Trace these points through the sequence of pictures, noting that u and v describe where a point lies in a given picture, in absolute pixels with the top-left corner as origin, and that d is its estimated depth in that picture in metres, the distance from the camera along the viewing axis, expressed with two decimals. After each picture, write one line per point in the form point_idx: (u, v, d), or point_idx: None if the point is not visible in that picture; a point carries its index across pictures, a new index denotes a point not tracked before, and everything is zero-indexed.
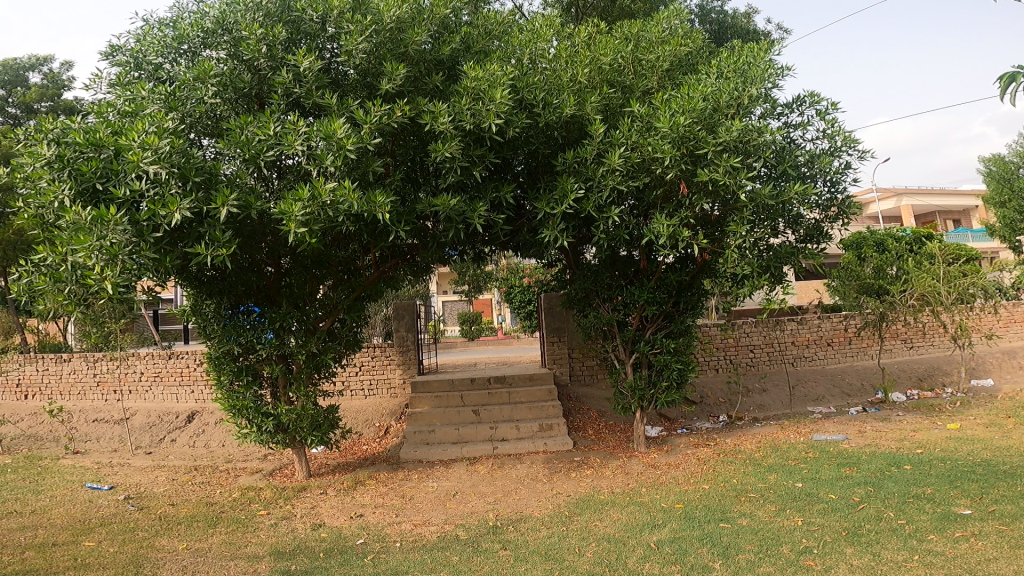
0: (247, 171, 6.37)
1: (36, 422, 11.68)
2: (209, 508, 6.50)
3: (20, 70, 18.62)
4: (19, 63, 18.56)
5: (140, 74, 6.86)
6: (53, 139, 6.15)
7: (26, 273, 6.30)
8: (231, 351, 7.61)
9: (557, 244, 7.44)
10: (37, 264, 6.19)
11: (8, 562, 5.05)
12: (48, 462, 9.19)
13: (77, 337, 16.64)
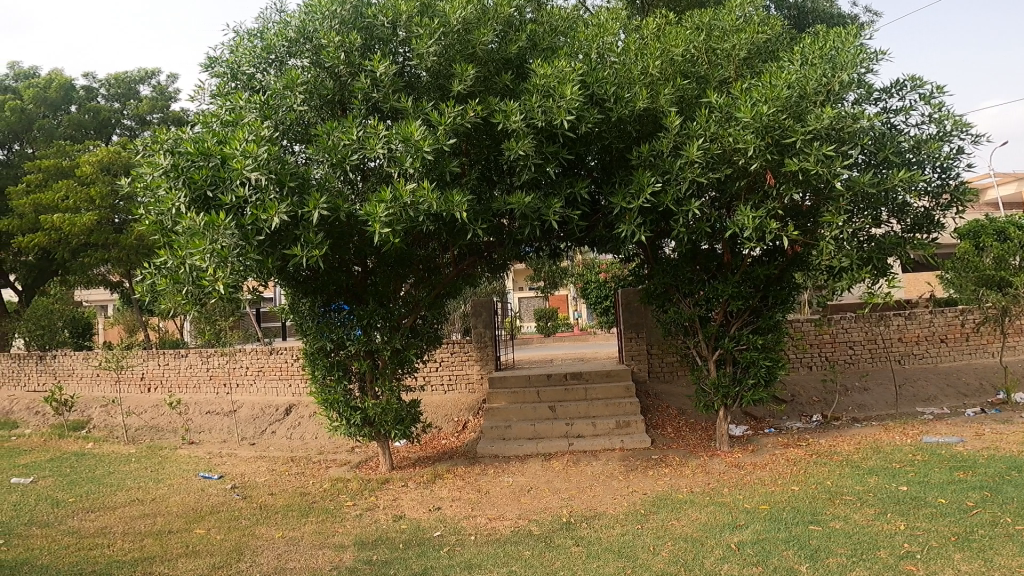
0: (334, 175, 6.66)
1: (157, 413, 12.70)
2: (303, 498, 6.86)
3: (131, 83, 20.07)
4: (130, 76, 20.07)
5: (235, 84, 7.30)
6: (169, 149, 6.68)
7: (149, 275, 6.87)
8: (323, 347, 7.98)
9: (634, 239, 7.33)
10: (159, 266, 6.78)
11: (131, 548, 5.52)
12: (167, 452, 9.95)
13: (188, 334, 17.92)
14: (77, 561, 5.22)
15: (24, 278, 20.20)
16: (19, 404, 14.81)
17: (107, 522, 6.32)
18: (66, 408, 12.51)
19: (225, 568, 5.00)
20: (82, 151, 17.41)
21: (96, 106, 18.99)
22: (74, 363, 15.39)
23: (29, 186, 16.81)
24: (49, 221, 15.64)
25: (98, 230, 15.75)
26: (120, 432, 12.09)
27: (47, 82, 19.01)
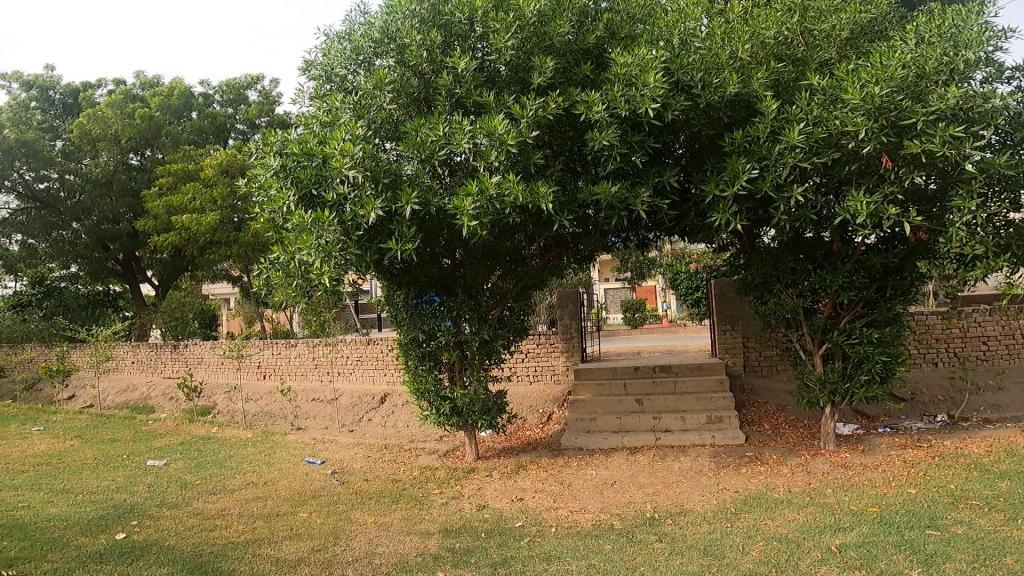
0: (424, 170, 6.81)
1: (270, 400, 13.56)
2: (394, 485, 7.10)
3: (241, 89, 21.40)
4: (239, 82, 21.39)
5: (330, 86, 7.59)
6: (278, 151, 7.05)
7: (265, 270, 7.36)
8: (415, 338, 8.21)
9: (728, 227, 7.04)
10: (274, 261, 7.26)
11: (243, 531, 5.90)
12: (281, 437, 10.53)
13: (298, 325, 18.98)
14: (199, 541, 5.62)
15: (159, 273, 22.03)
16: (156, 390, 16.21)
17: (226, 505, 6.80)
18: (194, 393, 13.47)
19: (322, 550, 5.26)
20: (206, 155, 18.73)
21: (213, 112, 20.38)
22: (201, 352, 16.64)
23: (160, 190, 18.34)
24: (179, 222, 17.00)
25: (221, 229, 16.91)
26: (240, 417, 12.99)
27: (169, 90, 20.58)
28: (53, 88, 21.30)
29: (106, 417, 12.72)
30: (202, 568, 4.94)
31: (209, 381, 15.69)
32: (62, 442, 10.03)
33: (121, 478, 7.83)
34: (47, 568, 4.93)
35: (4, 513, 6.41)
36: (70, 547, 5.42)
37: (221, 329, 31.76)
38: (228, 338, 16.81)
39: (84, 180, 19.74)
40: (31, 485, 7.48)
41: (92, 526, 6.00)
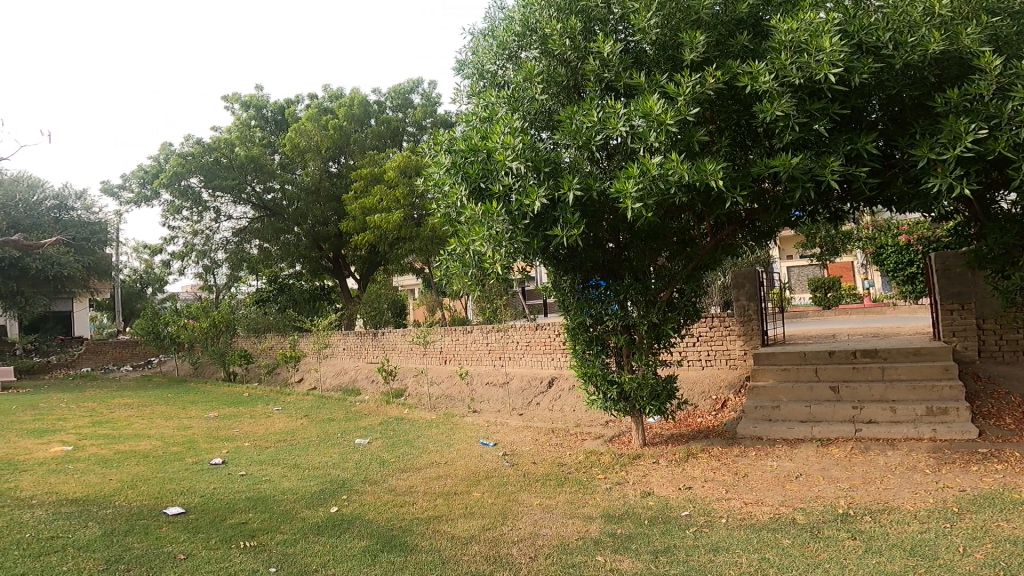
0: (582, 156, 6.72)
1: (450, 383, 14.44)
2: (559, 468, 7.26)
3: (406, 94, 22.80)
4: (403, 87, 22.74)
5: (483, 82, 7.88)
6: (447, 148, 7.40)
7: (445, 261, 7.82)
8: (580, 323, 8.26)
9: (953, 193, 6.12)
10: (452, 253, 7.70)
11: (426, 507, 6.36)
12: (462, 420, 11.12)
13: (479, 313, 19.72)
14: (392, 516, 6.15)
15: (359, 268, 24.27)
16: (362, 373, 17.85)
17: (415, 482, 7.37)
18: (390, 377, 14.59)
19: (491, 529, 5.54)
20: (388, 158, 20.13)
21: (388, 118, 21.86)
22: (395, 338, 18.10)
23: (355, 194, 19.98)
24: (373, 222, 18.45)
25: (405, 226, 18.04)
26: (427, 399, 13.91)
27: (350, 101, 22.18)
28: (265, 108, 24.02)
29: (323, 398, 14.28)
30: (391, 542, 5.40)
31: (400, 364, 17.05)
32: (294, 421, 11.43)
33: (336, 455, 8.76)
34: (278, 537, 5.65)
35: (252, 484, 7.46)
36: (296, 519, 6.18)
37: (410, 318, 34.11)
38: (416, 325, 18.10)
39: (299, 189, 22.07)
40: (271, 460, 8.60)
41: (313, 500, 6.79)
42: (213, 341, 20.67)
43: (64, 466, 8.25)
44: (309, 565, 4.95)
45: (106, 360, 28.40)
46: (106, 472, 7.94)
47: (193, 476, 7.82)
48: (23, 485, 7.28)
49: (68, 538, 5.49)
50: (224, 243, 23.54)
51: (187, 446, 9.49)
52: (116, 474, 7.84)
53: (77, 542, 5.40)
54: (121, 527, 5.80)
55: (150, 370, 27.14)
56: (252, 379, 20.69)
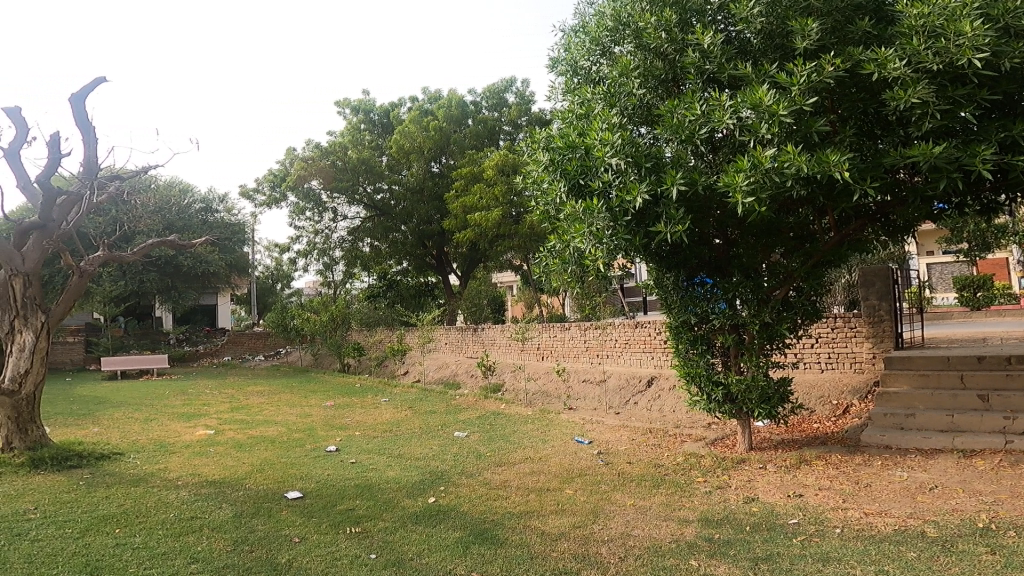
0: (686, 150, 6.51)
1: (547, 379, 14.38)
2: (656, 469, 7.05)
3: (501, 94, 22.98)
4: (498, 87, 22.91)
5: (578, 79, 7.87)
6: (545, 146, 7.36)
7: (545, 258, 7.75)
8: (684, 322, 7.91)
9: None
10: (553, 249, 7.63)
11: (517, 503, 6.36)
12: (556, 417, 11.06)
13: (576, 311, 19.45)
14: (485, 509, 6.19)
15: (461, 266, 24.64)
16: (462, 368, 18.15)
17: (509, 477, 7.39)
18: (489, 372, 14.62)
19: (581, 527, 5.49)
20: (485, 157, 20.37)
21: (484, 117, 22.10)
22: (495, 334, 18.30)
23: (456, 193, 20.26)
24: (472, 220, 18.63)
25: (503, 224, 18.22)
26: (524, 395, 13.93)
27: (449, 102, 22.65)
28: (373, 111, 24.87)
29: (428, 391, 14.65)
30: (483, 534, 5.45)
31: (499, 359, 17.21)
32: (399, 412, 11.81)
33: (435, 447, 8.95)
34: (380, 524, 5.83)
35: (360, 472, 7.76)
36: (397, 507, 6.36)
37: (511, 314, 34.36)
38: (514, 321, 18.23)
39: (405, 189, 22.74)
40: (379, 450, 8.91)
41: (413, 490, 6.96)
42: (332, 333, 21.71)
43: (206, 448, 8.92)
44: (406, 553, 5.06)
45: (244, 349, 29.48)
46: (238, 455, 8.53)
47: (311, 463, 8.23)
48: (170, 466, 7.91)
49: (205, 519, 5.91)
50: (341, 242, 24.64)
51: (307, 433, 10.00)
52: (246, 458, 8.39)
53: (209, 523, 5.79)
54: (248, 510, 6.18)
55: (281, 358, 27.97)
56: (365, 370, 21.48)
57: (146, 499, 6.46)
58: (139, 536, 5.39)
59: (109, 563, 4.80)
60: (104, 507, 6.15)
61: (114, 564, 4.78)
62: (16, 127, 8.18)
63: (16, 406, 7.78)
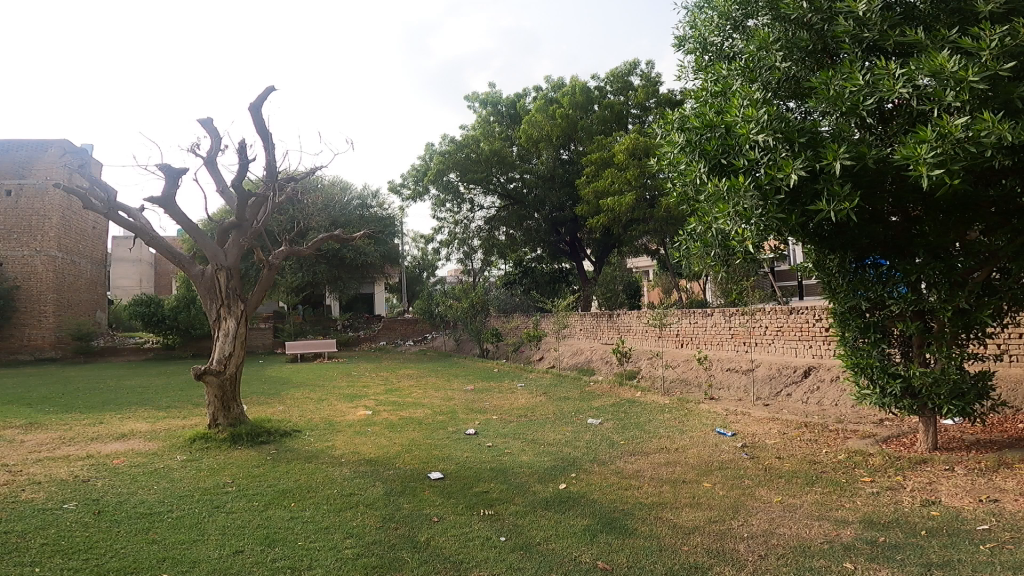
0: (849, 124, 5.90)
1: (687, 367, 13.76)
2: (812, 466, 6.62)
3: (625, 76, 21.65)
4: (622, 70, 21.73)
5: (708, 56, 7.67)
6: (680, 125, 7.15)
7: (685, 240, 7.47)
8: (850, 308, 6.97)
9: None
10: (692, 232, 7.43)
11: (651, 493, 6.16)
12: (694, 405, 10.56)
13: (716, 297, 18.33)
14: (616, 498, 6.06)
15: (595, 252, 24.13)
16: (596, 355, 17.57)
17: (642, 466, 7.15)
18: (625, 359, 14.34)
19: (718, 522, 5.28)
20: (615, 141, 19.09)
21: (610, 101, 20.98)
22: (630, 320, 17.98)
23: (587, 179, 19.27)
24: (604, 205, 17.68)
25: (638, 208, 17.24)
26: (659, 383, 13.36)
27: (571, 88, 21.61)
28: (500, 103, 24.80)
29: (563, 377, 14.69)
30: (612, 523, 5.36)
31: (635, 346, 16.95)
32: (533, 397, 11.89)
33: (569, 433, 8.88)
34: (511, 508, 5.85)
35: (494, 456, 7.84)
36: (529, 492, 6.36)
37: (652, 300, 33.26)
38: (652, 307, 17.70)
39: (536, 177, 22.60)
40: (514, 434, 8.98)
41: (545, 476, 6.93)
42: (471, 320, 22.22)
43: (365, 428, 9.40)
44: (534, 538, 5.05)
45: (396, 334, 30.51)
46: (387, 436, 8.93)
47: (452, 445, 8.44)
48: (337, 444, 8.42)
49: (362, 495, 6.19)
50: (478, 231, 24.96)
51: (451, 416, 10.30)
52: (397, 438, 8.76)
53: (365, 500, 6.06)
54: (396, 489, 6.41)
55: (427, 343, 29.09)
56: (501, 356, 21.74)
57: (315, 476, 6.88)
58: (308, 510, 5.74)
59: (285, 535, 5.10)
60: (283, 482, 6.62)
61: (288, 537, 5.09)
62: (210, 137, 8.88)
63: (221, 385, 8.44)
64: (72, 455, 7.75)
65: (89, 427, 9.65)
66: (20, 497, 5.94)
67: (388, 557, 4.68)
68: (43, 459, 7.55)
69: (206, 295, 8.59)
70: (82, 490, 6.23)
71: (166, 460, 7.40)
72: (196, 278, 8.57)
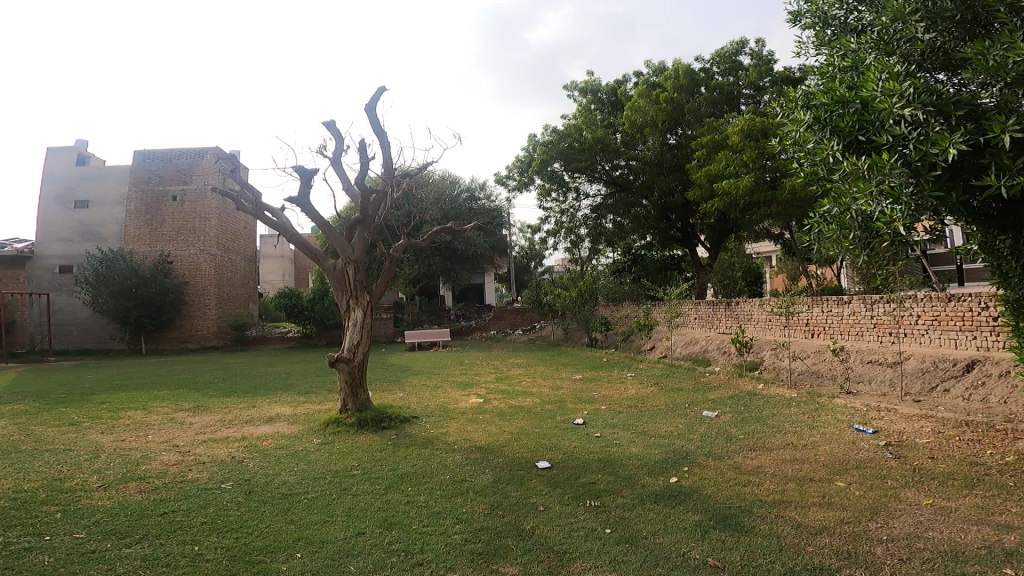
0: (1018, 94, 5.11)
1: (818, 359, 12.64)
2: (970, 468, 6.04)
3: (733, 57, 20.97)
4: (728, 51, 21.09)
5: (831, 31, 6.99)
6: (804, 105, 6.65)
7: (816, 223, 6.97)
8: (1023, 297, 6.51)
9: None
10: (825, 215, 6.91)
11: (773, 490, 5.76)
12: (824, 399, 9.87)
13: (849, 284, 17.41)
14: (733, 494, 5.69)
15: (710, 238, 22.63)
16: (714, 343, 16.48)
17: (763, 462, 6.71)
18: (745, 350, 13.67)
19: (852, 523, 4.89)
20: (727, 124, 18.29)
21: (719, 84, 20.37)
22: (752, 309, 16.89)
23: (698, 163, 18.44)
24: (719, 188, 16.74)
25: (758, 190, 16.05)
26: (786, 374, 12.43)
27: (675, 72, 20.96)
28: (600, 91, 24.38)
29: (674, 366, 14.33)
30: (726, 519, 5.04)
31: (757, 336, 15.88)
32: (644, 388, 11.61)
33: (682, 425, 8.58)
34: (619, 500, 5.59)
35: (603, 447, 7.64)
36: (637, 484, 6.04)
37: (771, 287, 31.45)
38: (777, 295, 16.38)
39: (644, 163, 21.69)
40: (623, 425, 8.77)
41: (656, 467, 6.59)
42: (580, 309, 21.95)
43: (475, 416, 9.47)
44: (640, 531, 4.83)
45: (505, 323, 30.17)
46: (496, 424, 8.94)
47: (559, 434, 8.33)
48: (449, 431, 8.51)
49: (473, 482, 6.17)
50: (585, 220, 24.93)
51: (559, 405, 10.21)
52: (507, 426, 8.75)
53: (475, 486, 6.03)
54: (504, 477, 6.34)
55: (536, 332, 29.01)
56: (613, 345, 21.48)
57: (429, 461, 6.95)
58: (422, 496, 5.76)
59: (401, 519, 5.14)
60: (402, 466, 6.72)
61: (405, 520, 5.13)
62: (334, 137, 9.20)
63: (350, 371, 8.81)
64: (230, 436, 8.25)
65: (242, 410, 10.28)
66: (185, 476, 6.37)
67: (494, 544, 4.62)
68: (205, 440, 8.08)
69: (338, 287, 8.97)
70: (234, 471, 6.58)
71: (304, 443, 7.73)
72: (328, 270, 8.98)
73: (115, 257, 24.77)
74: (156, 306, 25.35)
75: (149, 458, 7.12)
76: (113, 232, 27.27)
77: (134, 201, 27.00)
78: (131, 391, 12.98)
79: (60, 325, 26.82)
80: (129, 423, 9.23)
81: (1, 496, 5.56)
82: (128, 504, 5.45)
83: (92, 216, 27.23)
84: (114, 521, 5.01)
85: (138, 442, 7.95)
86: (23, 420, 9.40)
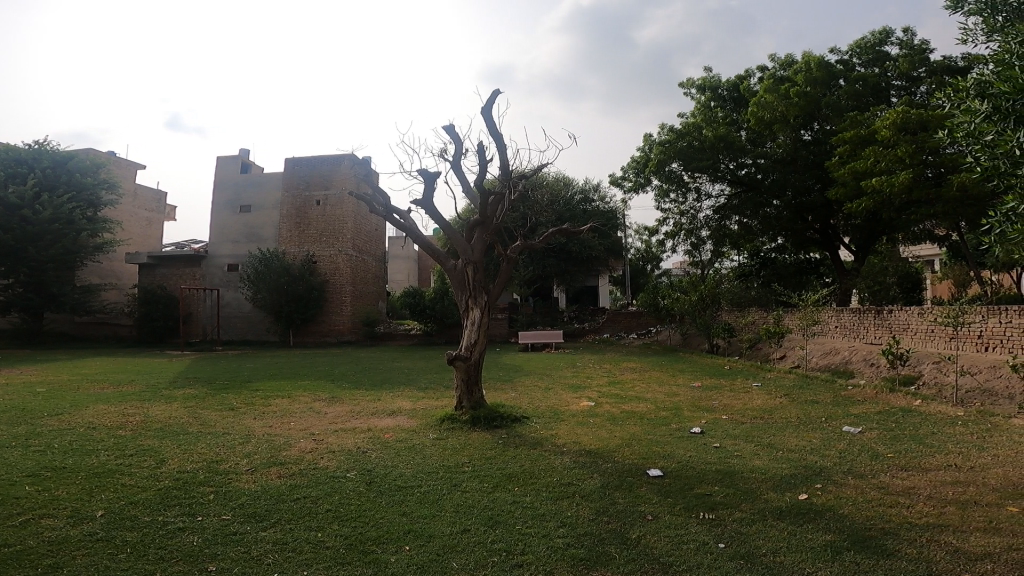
0: None
1: (992, 375, 10.88)
2: None
3: (877, 47, 19.61)
4: (872, 41, 19.69)
5: (1005, 15, 5.35)
6: (977, 96, 4.94)
7: (995, 224, 4.65)
8: None
9: None
10: (1010, 212, 4.60)
11: (926, 513, 5.22)
12: (1000, 419, 8.71)
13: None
14: (875, 515, 5.20)
15: (855, 239, 21.23)
16: (858, 354, 15.19)
17: (916, 484, 6.06)
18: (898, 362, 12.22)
19: (1022, 551, 4.37)
20: (875, 117, 17.09)
21: (864, 74, 18.90)
22: (909, 318, 15.12)
23: (840, 160, 17.24)
24: (869, 186, 15.29)
25: (918, 187, 14.65)
26: (950, 392, 10.91)
27: (806, 66, 19.74)
28: (720, 87, 23.51)
29: (808, 378, 13.43)
30: (863, 542, 4.63)
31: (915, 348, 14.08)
32: (772, 399, 10.94)
33: (816, 441, 7.99)
34: (736, 514, 5.28)
35: (722, 458, 7.26)
36: (760, 499, 5.69)
37: (928, 295, 28.47)
38: (939, 303, 14.63)
39: (774, 161, 20.55)
40: (745, 437, 8.31)
41: (783, 483, 6.18)
42: (700, 313, 21.07)
43: (587, 419, 9.36)
44: (758, 548, 4.54)
45: (619, 327, 29.68)
46: (610, 428, 8.77)
47: (674, 442, 8.04)
48: (560, 432, 8.45)
49: (579, 486, 6.06)
50: (707, 221, 24.18)
51: (675, 413, 9.88)
52: (618, 432, 8.57)
53: (581, 491, 5.92)
54: (612, 482, 6.18)
55: (650, 337, 28.22)
56: (734, 352, 20.54)
57: (539, 462, 6.93)
58: (529, 497, 5.73)
59: (506, 518, 5.14)
60: (511, 466, 6.75)
61: (509, 520, 5.11)
62: (452, 142, 9.43)
63: (467, 369, 8.95)
64: (357, 427, 8.63)
65: (370, 403, 10.76)
66: (318, 464, 6.71)
67: (596, 551, 4.50)
68: (339, 429, 8.49)
69: (457, 287, 9.19)
70: (360, 461, 6.87)
71: (422, 437, 7.96)
72: (449, 270, 9.21)
73: (272, 256, 27.13)
74: (303, 302, 27.27)
75: (288, 445, 7.57)
76: (271, 234, 29.41)
77: (285, 205, 29.01)
78: (279, 380, 13.96)
79: (227, 317, 29.58)
80: (277, 410, 9.91)
81: (167, 475, 6.11)
82: (269, 488, 5.82)
83: (254, 220, 29.67)
84: (255, 505, 5.36)
85: (282, 429, 8.50)
86: (190, 404, 10.36)
